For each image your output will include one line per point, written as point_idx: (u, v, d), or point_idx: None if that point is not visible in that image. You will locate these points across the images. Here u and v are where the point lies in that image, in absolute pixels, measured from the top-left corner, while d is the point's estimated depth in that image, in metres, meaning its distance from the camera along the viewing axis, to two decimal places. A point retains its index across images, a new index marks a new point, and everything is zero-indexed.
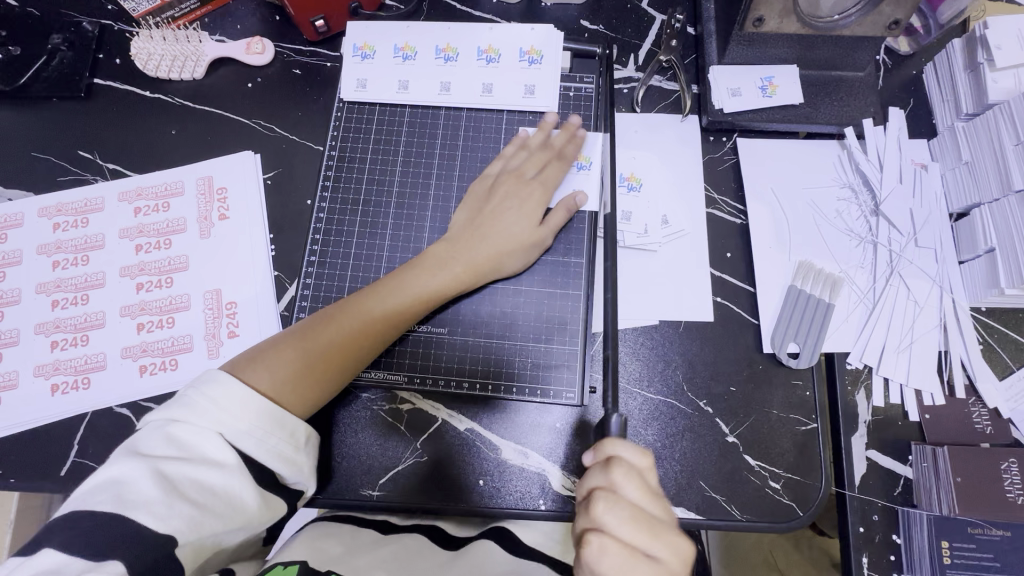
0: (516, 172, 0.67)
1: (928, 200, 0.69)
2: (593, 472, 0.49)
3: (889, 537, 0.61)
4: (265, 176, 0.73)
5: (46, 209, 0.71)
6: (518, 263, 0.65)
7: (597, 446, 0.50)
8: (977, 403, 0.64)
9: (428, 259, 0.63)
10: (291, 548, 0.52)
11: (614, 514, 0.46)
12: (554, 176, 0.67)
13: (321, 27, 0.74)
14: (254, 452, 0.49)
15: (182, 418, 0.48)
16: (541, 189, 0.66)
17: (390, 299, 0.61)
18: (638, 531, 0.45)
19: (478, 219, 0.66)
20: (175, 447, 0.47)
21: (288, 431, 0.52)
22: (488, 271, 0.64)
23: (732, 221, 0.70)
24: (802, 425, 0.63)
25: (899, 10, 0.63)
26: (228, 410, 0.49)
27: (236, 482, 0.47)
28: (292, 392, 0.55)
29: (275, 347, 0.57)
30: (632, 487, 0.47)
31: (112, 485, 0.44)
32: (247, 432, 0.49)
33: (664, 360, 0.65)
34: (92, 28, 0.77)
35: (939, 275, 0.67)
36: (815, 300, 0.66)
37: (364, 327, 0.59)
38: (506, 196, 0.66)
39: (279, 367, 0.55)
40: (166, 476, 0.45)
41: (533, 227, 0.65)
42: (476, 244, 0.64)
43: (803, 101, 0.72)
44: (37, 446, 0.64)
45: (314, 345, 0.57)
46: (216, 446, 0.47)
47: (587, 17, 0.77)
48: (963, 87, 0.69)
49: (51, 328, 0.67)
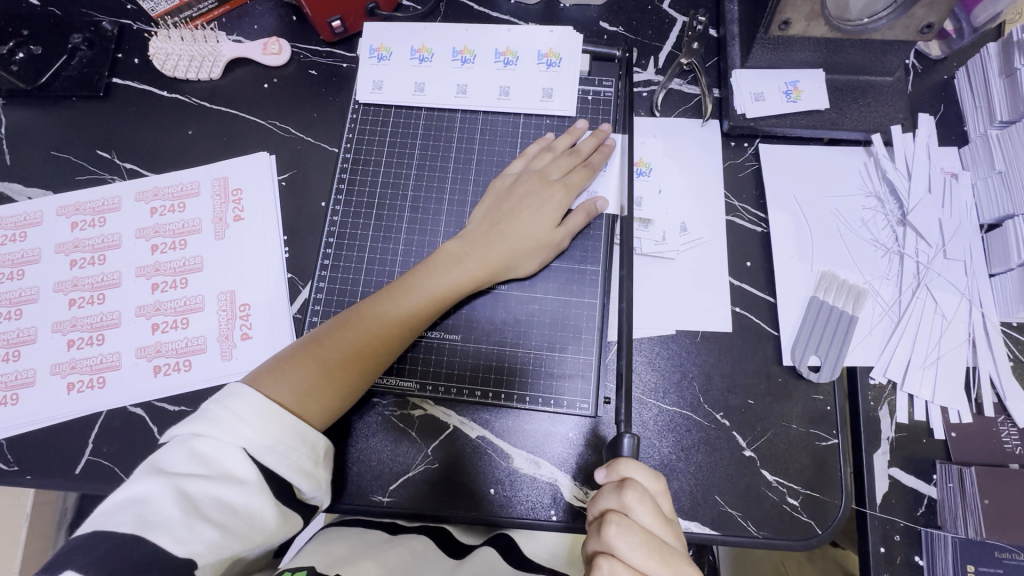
0: (539, 172, 0.66)
1: (959, 210, 0.67)
2: (607, 492, 0.48)
3: (912, 559, 0.59)
4: (280, 178, 0.72)
5: (65, 209, 0.72)
6: (535, 263, 0.64)
7: (611, 464, 0.49)
8: (1006, 422, 0.62)
9: (442, 258, 0.62)
10: (304, 551, 0.52)
11: (625, 540, 0.45)
12: (577, 178, 0.65)
13: (338, 28, 0.74)
14: (273, 466, 0.49)
15: (205, 432, 0.48)
16: (565, 192, 0.65)
17: (405, 301, 0.60)
18: (649, 557, 0.45)
19: (495, 218, 0.64)
20: (196, 462, 0.47)
21: (309, 446, 0.52)
22: (503, 268, 0.63)
23: (753, 230, 0.68)
24: (822, 441, 0.61)
25: (933, 14, 0.61)
26: (250, 424, 0.49)
27: (257, 500, 0.47)
28: (310, 403, 0.54)
29: (291, 357, 0.56)
30: (645, 512, 0.46)
31: (134, 504, 0.44)
32: (269, 447, 0.49)
33: (680, 371, 0.64)
34: (111, 28, 0.78)
35: (969, 289, 0.65)
36: (838, 312, 0.64)
37: (379, 332, 0.59)
38: (524, 197, 0.65)
39: (297, 378, 0.54)
40: (188, 494, 0.45)
41: (551, 228, 0.64)
42: (492, 241, 0.63)
43: (829, 106, 0.70)
44: (53, 444, 0.64)
45: (330, 355, 0.57)
46: (239, 461, 0.47)
47: (606, 18, 0.76)
48: (998, 94, 0.66)
49: (68, 327, 0.68)
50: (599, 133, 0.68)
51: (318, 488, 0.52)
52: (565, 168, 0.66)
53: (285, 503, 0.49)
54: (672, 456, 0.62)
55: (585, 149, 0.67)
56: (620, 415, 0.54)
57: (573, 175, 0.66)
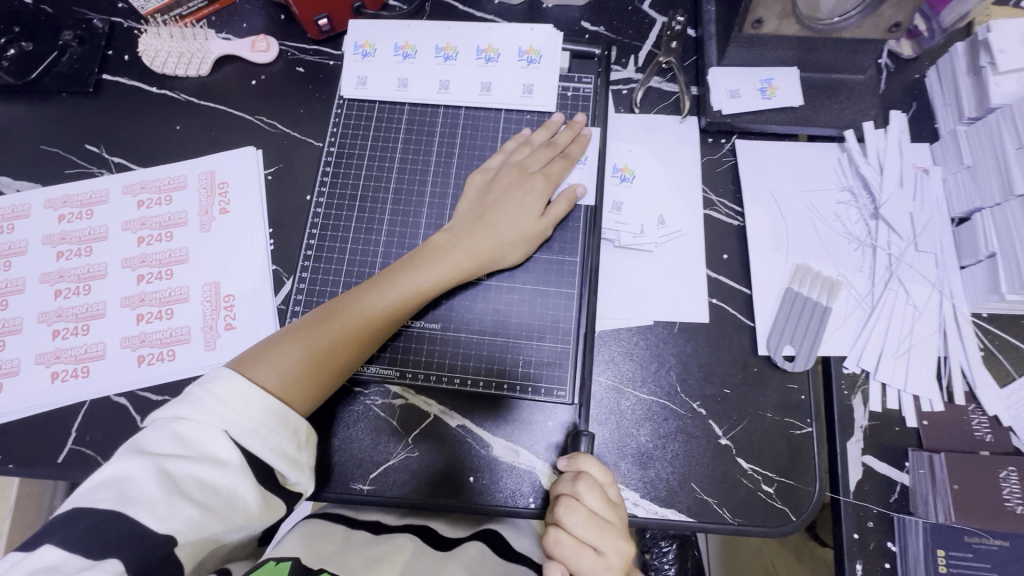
0: (519, 166, 0.67)
1: (929, 204, 0.68)
2: (563, 477, 0.54)
3: (884, 545, 0.60)
4: (265, 172, 0.74)
5: (53, 201, 0.73)
6: (519, 254, 0.65)
7: (572, 457, 0.54)
8: (977, 411, 0.63)
9: (429, 250, 0.64)
10: (287, 545, 0.53)
11: (571, 518, 0.51)
12: (557, 171, 0.67)
13: (324, 26, 0.75)
14: (257, 451, 0.49)
15: (187, 415, 0.49)
16: (544, 183, 0.66)
17: (392, 291, 0.61)
18: (591, 533, 0.51)
19: (479, 211, 0.66)
20: (177, 444, 0.47)
21: (291, 430, 0.52)
22: (488, 260, 0.64)
23: (729, 223, 0.69)
24: (796, 429, 0.62)
25: (900, 13, 0.63)
26: (234, 407, 0.49)
27: (240, 482, 0.47)
28: (295, 389, 0.55)
29: (276, 343, 0.57)
30: (592, 497, 0.52)
31: (115, 483, 0.44)
32: (252, 430, 0.49)
33: (658, 361, 0.65)
34: (103, 26, 0.79)
35: (939, 280, 0.66)
36: (811, 302, 0.65)
37: (366, 321, 0.59)
38: (505, 190, 0.66)
39: (283, 364, 0.55)
40: (170, 474, 0.46)
41: (534, 219, 0.65)
42: (477, 232, 0.64)
43: (803, 103, 0.71)
44: (36, 432, 0.65)
45: (316, 342, 0.57)
46: (221, 444, 0.48)
47: (588, 18, 0.78)
48: (966, 92, 0.68)
49: (54, 317, 0.68)
50: (574, 126, 0.69)
51: (301, 472, 0.52)
52: (544, 162, 0.68)
53: (267, 487, 0.50)
54: (649, 443, 0.62)
55: (563, 141, 0.68)
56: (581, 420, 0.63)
57: (553, 167, 0.67)
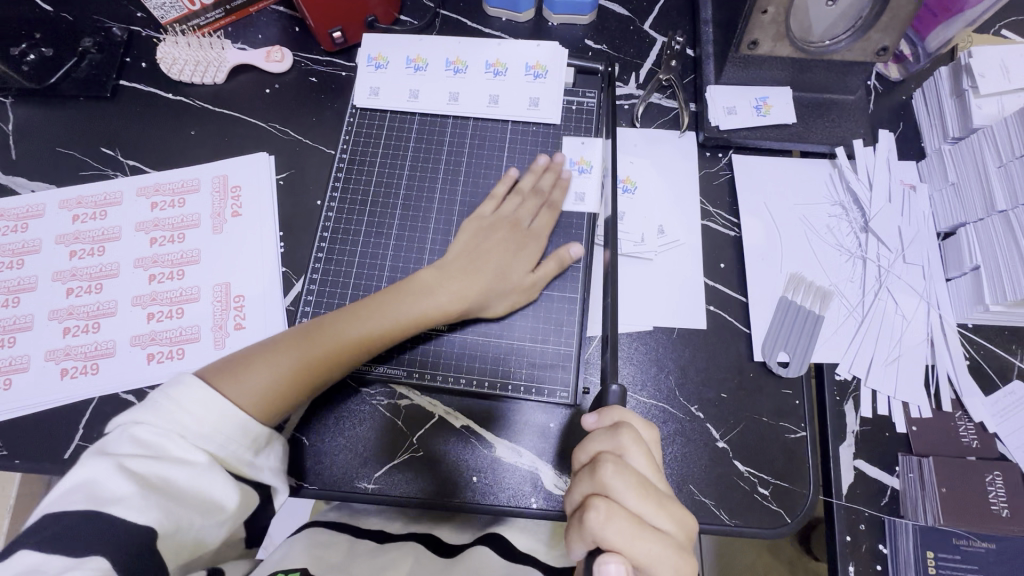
0: (511, 220, 0.68)
1: (916, 219, 0.72)
2: (601, 435, 0.49)
3: (875, 547, 0.61)
4: (278, 176, 0.76)
5: (68, 202, 0.74)
6: (504, 304, 0.66)
7: (602, 411, 0.51)
8: (964, 417, 0.65)
9: (418, 284, 0.64)
10: (291, 556, 0.54)
11: (621, 479, 0.45)
12: (544, 226, 0.69)
13: (338, 39, 0.78)
14: (219, 452, 0.50)
15: (145, 419, 0.49)
16: (534, 241, 0.68)
17: (375, 322, 0.61)
18: (645, 500, 0.45)
19: (471, 255, 0.66)
20: (141, 447, 0.48)
21: (252, 437, 0.53)
22: (474, 304, 0.64)
23: (726, 234, 0.72)
24: (791, 433, 0.64)
25: (887, 37, 0.67)
26: (189, 413, 0.50)
27: (207, 480, 0.48)
28: (260, 404, 0.55)
29: (255, 355, 0.58)
30: (639, 455, 0.47)
31: (82, 486, 0.45)
32: (210, 435, 0.50)
33: (657, 366, 0.67)
34: (122, 34, 0.82)
35: (927, 291, 0.69)
36: (805, 311, 0.68)
37: (341, 347, 0.60)
38: (498, 240, 0.67)
39: (256, 378, 0.56)
40: (135, 473, 0.46)
41: (523, 274, 0.66)
42: (467, 274, 0.64)
43: (796, 121, 0.75)
44: (44, 429, 0.66)
45: (294, 359, 0.58)
46: (181, 447, 0.48)
47: (591, 37, 0.82)
48: (950, 113, 0.72)
49: (65, 315, 0.69)
50: (553, 167, 0.72)
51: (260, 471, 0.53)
52: (533, 214, 0.69)
53: (237, 483, 0.51)
54: None
55: (546, 184, 0.71)
56: (606, 372, 0.57)
57: (543, 219, 0.69)
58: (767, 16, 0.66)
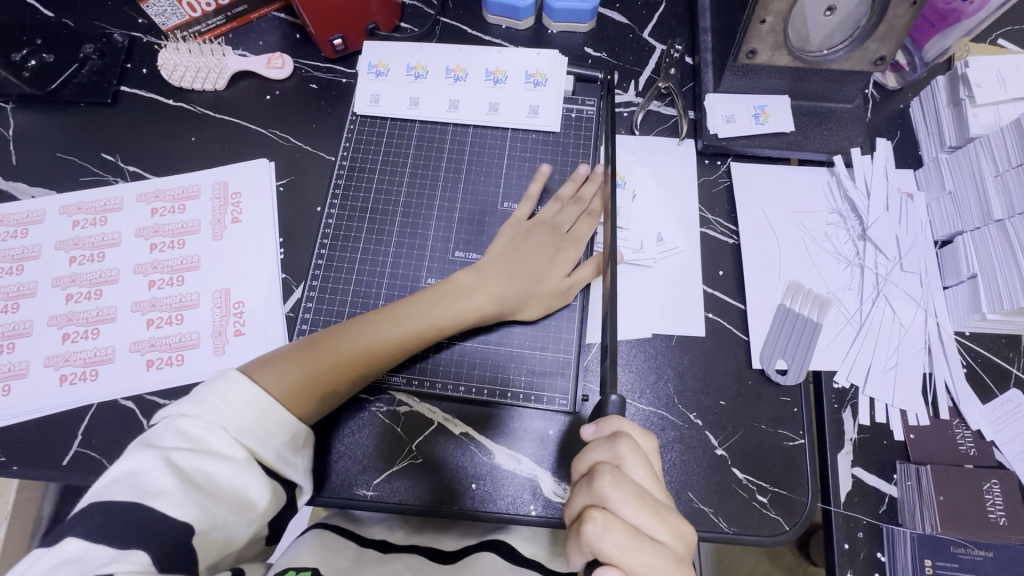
0: (551, 225, 0.69)
1: (914, 227, 0.72)
2: (599, 444, 0.49)
3: (874, 555, 0.62)
4: (278, 183, 0.76)
5: (67, 207, 0.74)
6: (536, 309, 0.66)
7: (601, 421, 0.51)
8: (961, 425, 0.66)
9: (452, 285, 0.65)
10: (303, 554, 0.55)
11: (619, 490, 0.45)
12: (585, 230, 0.70)
13: (339, 46, 0.79)
14: (257, 449, 0.51)
15: (190, 412, 0.50)
16: (573, 245, 0.69)
17: (411, 323, 0.62)
18: (643, 511, 0.45)
19: (507, 257, 0.67)
20: (182, 440, 0.48)
21: (288, 434, 0.53)
22: (506, 307, 0.65)
23: (725, 241, 0.72)
24: (790, 440, 0.65)
25: (884, 46, 0.68)
26: (234, 408, 0.51)
27: (244, 478, 0.49)
28: (300, 400, 0.56)
29: (293, 352, 0.59)
30: (637, 466, 0.47)
31: (126, 477, 0.46)
32: (251, 431, 0.51)
33: (656, 373, 0.67)
34: (123, 40, 0.82)
35: (924, 299, 0.69)
36: (803, 319, 0.68)
37: (378, 346, 0.61)
38: (536, 243, 0.68)
39: (294, 372, 0.57)
40: (177, 466, 0.47)
41: (557, 278, 0.67)
42: (501, 277, 0.66)
43: (794, 129, 0.75)
44: (42, 435, 0.66)
45: (330, 355, 0.59)
46: (225, 441, 0.49)
47: (591, 45, 0.82)
48: (947, 122, 0.72)
49: (64, 320, 0.69)
50: (597, 177, 0.72)
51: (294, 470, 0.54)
52: (574, 220, 0.70)
53: (271, 481, 0.51)
54: None
55: (586, 193, 0.72)
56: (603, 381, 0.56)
57: (581, 226, 0.70)
58: (765, 26, 0.67)
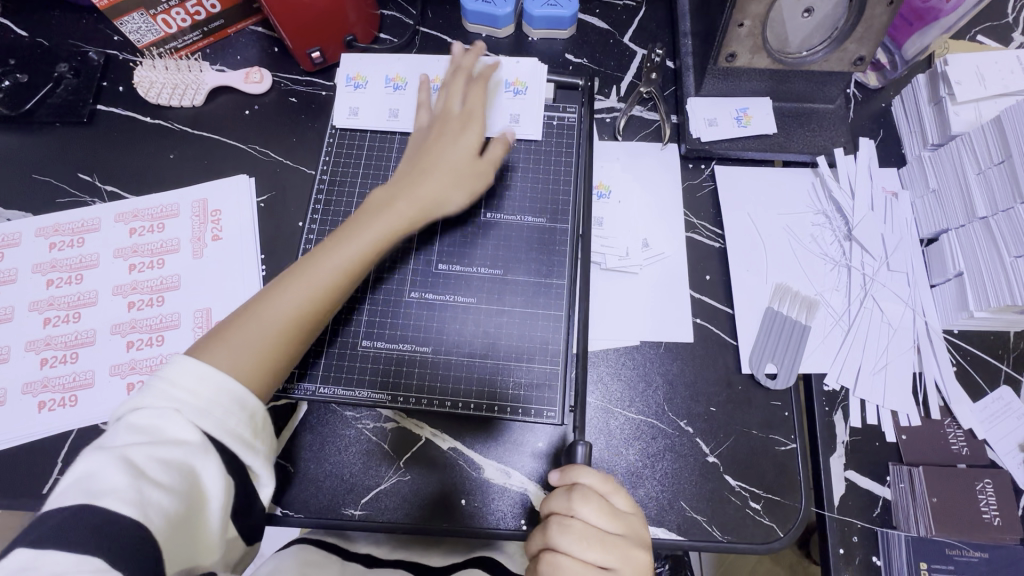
0: (443, 114, 0.68)
1: (899, 226, 0.72)
2: (556, 492, 0.51)
3: (869, 559, 0.61)
4: (259, 200, 0.75)
5: (44, 230, 0.73)
6: (467, 197, 0.66)
7: (562, 468, 0.52)
8: (953, 424, 0.65)
9: (373, 206, 0.64)
10: (281, 570, 0.56)
11: (567, 537, 0.48)
12: (478, 100, 0.68)
13: (317, 59, 0.78)
14: (216, 432, 0.48)
15: (143, 404, 0.48)
16: (472, 119, 0.67)
17: (342, 250, 0.60)
18: (594, 551, 0.48)
19: (418, 156, 0.66)
20: (137, 433, 0.46)
21: (249, 412, 0.50)
22: (434, 206, 0.64)
23: (712, 245, 0.72)
24: (781, 445, 0.64)
25: (863, 47, 0.68)
26: (183, 389, 0.48)
27: (201, 465, 0.46)
28: (249, 370, 0.54)
29: (226, 328, 0.55)
30: (589, 510, 0.49)
31: (79, 479, 0.43)
32: (208, 411, 0.48)
33: (645, 381, 0.67)
34: (98, 58, 0.81)
35: (912, 298, 0.69)
36: (791, 322, 0.67)
37: (319, 285, 0.58)
38: (438, 132, 0.67)
39: (233, 345, 0.54)
40: (131, 460, 0.44)
41: (473, 157, 0.66)
42: (416, 178, 0.64)
43: (777, 131, 0.75)
44: (21, 464, 0.64)
45: (269, 316, 0.56)
46: (178, 427, 0.47)
47: (571, 51, 0.82)
48: (928, 120, 0.72)
49: (42, 345, 0.68)
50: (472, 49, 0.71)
51: (258, 454, 0.50)
52: (464, 93, 0.69)
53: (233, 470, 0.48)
54: (639, 463, 0.63)
55: (466, 63, 0.70)
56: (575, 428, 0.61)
57: (473, 95, 0.68)
58: (743, 29, 0.67)
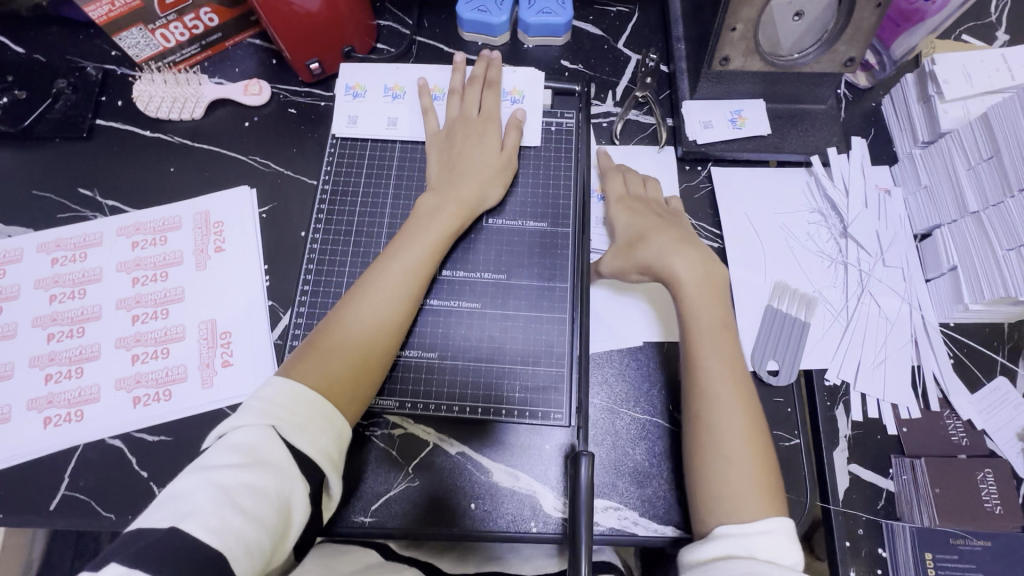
0: (465, 119, 0.73)
1: (893, 222, 0.73)
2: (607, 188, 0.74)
3: (875, 551, 0.62)
4: (260, 211, 0.75)
5: (45, 245, 0.73)
6: (500, 191, 0.71)
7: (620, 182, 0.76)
8: (952, 416, 0.66)
9: (422, 209, 0.67)
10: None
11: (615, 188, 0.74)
12: (493, 101, 0.74)
13: (315, 70, 0.79)
14: (305, 449, 0.49)
15: (239, 423, 0.49)
16: (492, 121, 0.72)
17: (403, 258, 0.63)
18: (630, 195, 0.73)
19: (453, 159, 0.70)
20: (230, 454, 0.47)
21: (336, 427, 0.52)
22: (475, 203, 0.68)
23: (711, 245, 0.73)
24: (785, 441, 0.64)
25: (853, 48, 0.69)
26: (280, 405, 0.51)
27: (289, 485, 0.47)
28: (339, 390, 0.56)
29: (306, 352, 0.57)
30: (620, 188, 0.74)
31: (169, 501, 0.44)
32: (299, 428, 0.50)
33: (650, 382, 0.67)
34: (96, 73, 0.81)
35: (908, 293, 0.70)
36: (791, 318, 0.68)
37: (389, 297, 0.61)
38: (465, 135, 0.71)
39: (317, 367, 0.56)
40: (224, 482, 0.45)
41: (500, 154, 0.71)
42: (458, 181, 0.69)
43: (771, 132, 0.76)
44: (28, 480, 0.64)
45: (346, 336, 0.58)
46: (271, 444, 0.48)
47: (567, 57, 0.83)
48: (918, 118, 0.73)
49: (46, 361, 0.68)
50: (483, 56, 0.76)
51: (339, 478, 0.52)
52: (480, 100, 0.74)
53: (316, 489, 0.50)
54: (646, 462, 0.64)
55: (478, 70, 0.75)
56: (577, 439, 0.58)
57: (489, 101, 0.74)
58: (736, 33, 0.68)
